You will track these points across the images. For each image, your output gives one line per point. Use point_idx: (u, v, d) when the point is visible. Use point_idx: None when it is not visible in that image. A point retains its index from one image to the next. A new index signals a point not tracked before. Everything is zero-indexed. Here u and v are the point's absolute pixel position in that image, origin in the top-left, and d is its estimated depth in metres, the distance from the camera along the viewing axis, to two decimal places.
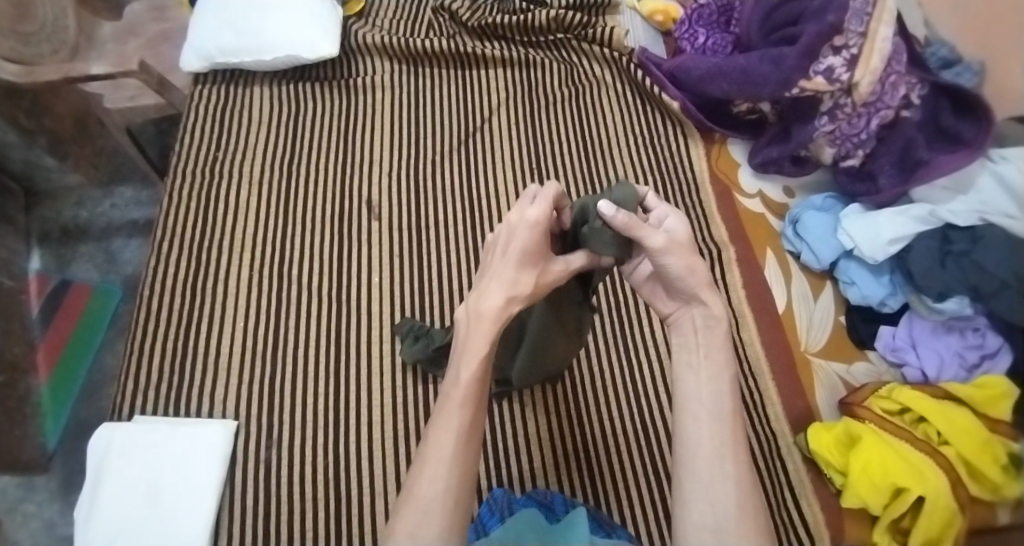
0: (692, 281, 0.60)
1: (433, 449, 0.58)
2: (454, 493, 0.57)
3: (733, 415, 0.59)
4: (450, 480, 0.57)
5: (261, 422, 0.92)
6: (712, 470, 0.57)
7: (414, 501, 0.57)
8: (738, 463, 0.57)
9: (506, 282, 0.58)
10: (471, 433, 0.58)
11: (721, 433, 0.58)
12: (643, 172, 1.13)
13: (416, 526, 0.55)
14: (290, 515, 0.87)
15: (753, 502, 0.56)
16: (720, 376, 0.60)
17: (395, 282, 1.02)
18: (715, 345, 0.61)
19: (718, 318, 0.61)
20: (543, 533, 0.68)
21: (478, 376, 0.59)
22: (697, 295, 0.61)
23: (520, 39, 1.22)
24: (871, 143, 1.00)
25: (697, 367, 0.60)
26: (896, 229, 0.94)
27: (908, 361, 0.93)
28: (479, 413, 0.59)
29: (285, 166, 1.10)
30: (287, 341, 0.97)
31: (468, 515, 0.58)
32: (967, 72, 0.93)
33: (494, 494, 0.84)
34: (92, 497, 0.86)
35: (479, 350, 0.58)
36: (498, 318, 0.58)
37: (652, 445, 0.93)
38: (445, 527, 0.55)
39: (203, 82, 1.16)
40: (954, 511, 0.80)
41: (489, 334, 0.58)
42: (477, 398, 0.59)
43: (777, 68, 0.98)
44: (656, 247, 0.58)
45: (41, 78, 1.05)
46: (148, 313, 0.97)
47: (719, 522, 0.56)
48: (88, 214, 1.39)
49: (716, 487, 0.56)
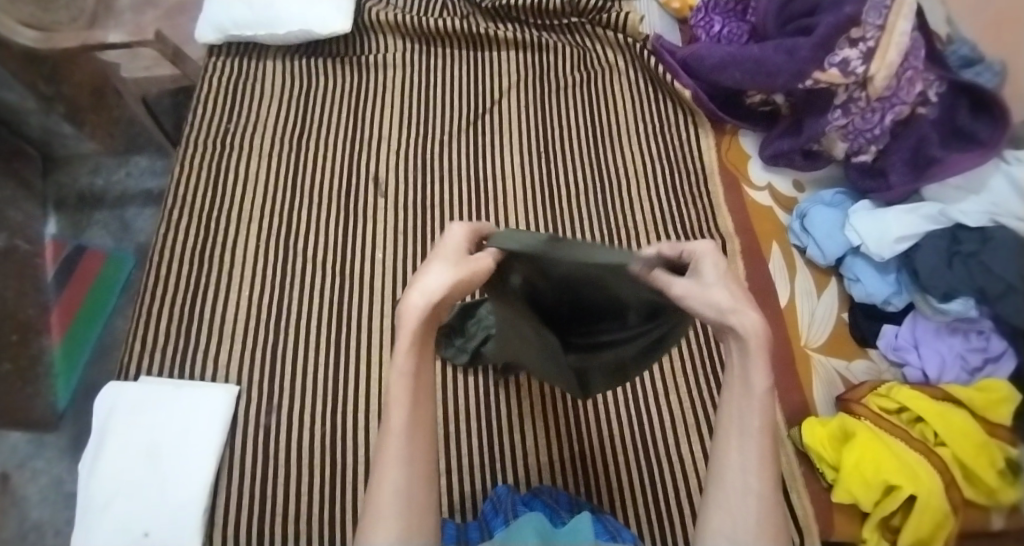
0: (714, 314, 0.57)
1: (381, 456, 0.55)
2: (408, 495, 0.54)
3: (761, 432, 0.57)
4: (399, 485, 0.54)
5: (262, 389, 0.93)
6: (736, 485, 0.57)
7: (370, 512, 0.54)
8: (764, 480, 0.56)
9: (428, 279, 0.56)
10: (416, 430, 0.56)
11: (748, 448, 0.57)
12: (651, 159, 1.12)
13: (371, 533, 0.53)
14: (287, 479, 0.89)
15: (776, 521, 0.56)
16: (753, 394, 0.57)
17: (399, 259, 1.03)
18: (749, 366, 0.57)
19: (751, 341, 0.56)
20: (549, 536, 0.68)
21: (411, 375, 0.56)
22: (727, 323, 0.57)
23: (534, 22, 1.21)
24: (884, 138, 0.99)
25: (732, 382, 0.59)
26: (904, 227, 0.94)
27: (909, 361, 0.94)
28: (423, 411, 0.57)
29: (295, 139, 1.11)
30: (291, 308, 0.99)
31: (430, 516, 0.55)
32: (987, 73, 0.88)
33: (500, 494, 0.86)
34: (96, 453, 0.89)
35: (405, 345, 0.56)
36: (419, 309, 0.56)
37: (640, 431, 0.96)
38: (401, 533, 0.53)
39: (217, 54, 1.16)
40: (946, 512, 0.81)
41: (414, 328, 0.56)
42: (418, 394, 0.57)
43: (792, 58, 0.97)
44: (679, 293, 0.58)
45: (59, 45, 1.06)
46: (156, 278, 0.99)
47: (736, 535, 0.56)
48: (103, 182, 1.41)
49: (737, 502, 0.57)
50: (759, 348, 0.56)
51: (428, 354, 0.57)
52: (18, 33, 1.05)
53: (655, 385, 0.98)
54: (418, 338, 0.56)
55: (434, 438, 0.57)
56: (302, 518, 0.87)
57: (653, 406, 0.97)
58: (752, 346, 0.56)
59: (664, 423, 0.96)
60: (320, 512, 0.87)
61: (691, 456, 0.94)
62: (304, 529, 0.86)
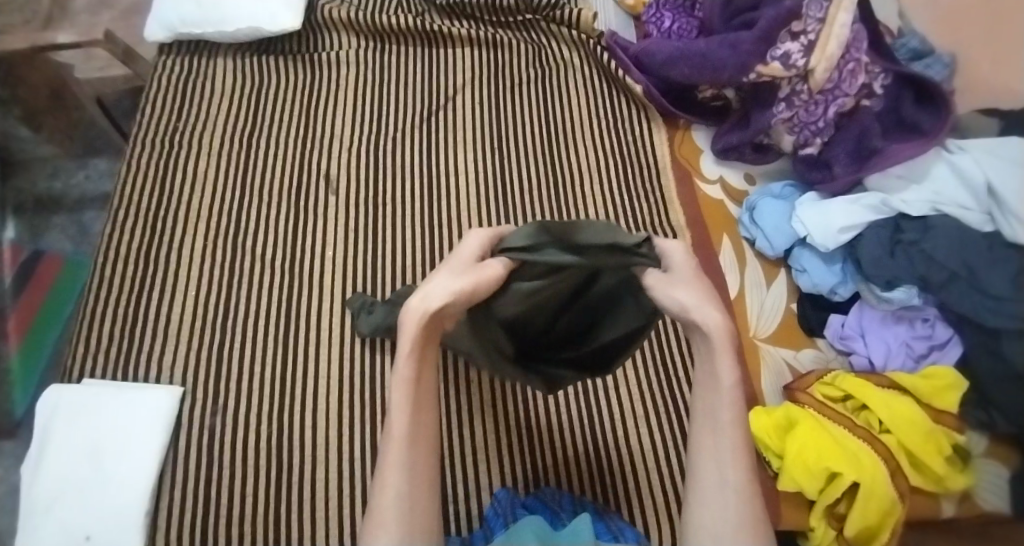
0: (681, 310, 0.61)
1: (384, 456, 0.60)
2: (409, 497, 0.59)
3: (733, 426, 0.61)
4: (402, 489, 0.58)
5: (208, 388, 0.93)
6: (714, 477, 0.60)
7: (374, 512, 0.58)
8: (739, 471, 0.60)
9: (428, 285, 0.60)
10: (416, 438, 0.60)
11: (723, 443, 0.61)
12: (605, 154, 1.13)
13: (376, 530, 0.57)
14: (232, 478, 0.88)
15: (755, 509, 0.59)
16: (721, 388, 0.61)
17: (350, 256, 1.02)
18: (715, 362, 0.60)
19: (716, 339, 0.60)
20: (545, 536, 0.70)
21: (409, 377, 0.61)
22: (692, 319, 0.60)
23: (489, 19, 1.22)
24: (829, 131, 0.99)
25: (702, 381, 0.62)
26: (848, 217, 0.94)
27: (856, 349, 0.94)
28: (421, 413, 0.61)
29: (245, 138, 1.10)
30: (239, 306, 0.98)
31: (429, 517, 0.60)
32: (937, 64, 0.96)
33: (500, 497, 0.86)
34: (37, 456, 0.88)
35: (404, 352, 0.60)
36: (416, 312, 0.59)
37: (590, 424, 0.96)
38: (400, 532, 0.57)
39: (168, 53, 1.16)
40: (893, 502, 0.81)
41: (414, 332, 0.59)
42: (416, 397, 0.61)
43: (734, 52, 0.98)
44: (650, 284, 0.63)
45: (9, 47, 1.06)
46: (103, 279, 0.98)
47: (718, 524, 0.58)
48: (62, 185, 1.40)
49: (716, 494, 0.59)
50: (722, 344, 0.60)
51: (425, 363, 0.61)
52: None
53: (613, 378, 0.99)
54: (418, 344, 0.60)
55: (430, 442, 0.62)
56: (245, 518, 0.86)
57: (605, 399, 0.98)
58: (718, 344, 0.60)
59: (615, 416, 0.97)
60: (263, 514, 0.86)
61: (640, 447, 0.95)
62: (248, 529, 0.86)
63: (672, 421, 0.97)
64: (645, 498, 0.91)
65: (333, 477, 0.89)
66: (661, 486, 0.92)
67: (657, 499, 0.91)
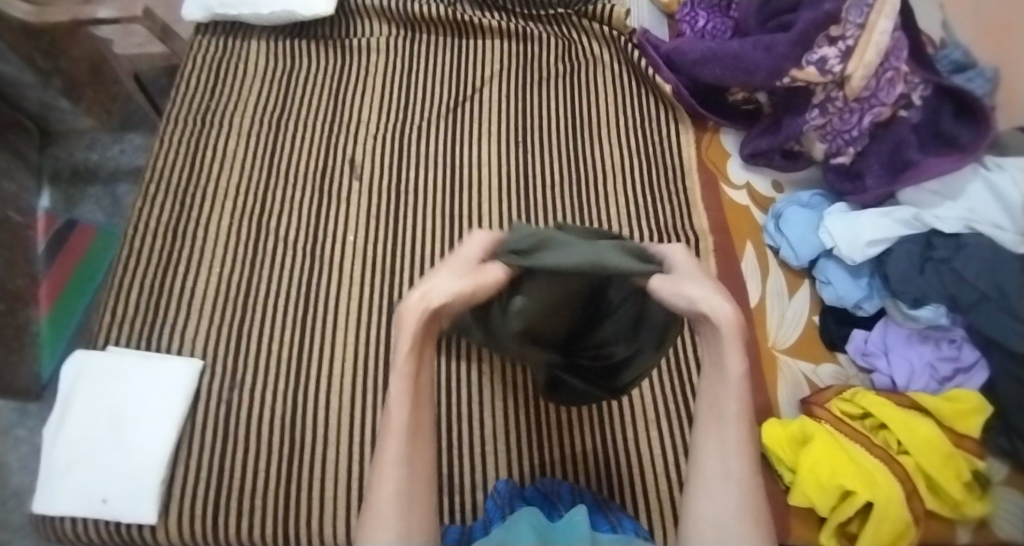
0: (691, 303, 0.64)
1: (381, 449, 0.64)
2: (406, 493, 0.63)
3: (739, 420, 0.65)
4: (399, 480, 0.63)
5: (227, 362, 0.94)
6: (718, 469, 0.64)
7: (372, 503, 0.63)
8: (744, 464, 0.64)
9: (430, 283, 0.65)
10: (414, 432, 0.65)
11: (728, 437, 0.65)
12: (629, 154, 1.11)
13: (371, 524, 0.61)
14: (245, 454, 0.89)
15: (755, 502, 0.63)
16: (729, 383, 0.65)
17: (371, 241, 1.03)
18: (724, 353, 0.65)
19: (727, 329, 0.64)
20: (544, 530, 0.70)
21: (409, 374, 0.65)
22: (701, 311, 0.64)
23: (521, 11, 1.21)
24: (863, 141, 0.97)
25: (709, 375, 0.67)
26: (878, 231, 0.92)
27: (878, 367, 0.92)
28: (418, 410, 0.66)
29: (275, 119, 1.11)
30: (259, 286, 0.99)
31: (424, 511, 0.64)
32: (979, 78, 0.84)
33: (500, 488, 0.86)
34: (59, 420, 0.90)
35: (404, 343, 0.65)
36: (420, 312, 0.65)
37: (602, 425, 0.95)
38: (400, 530, 0.61)
39: (203, 33, 1.17)
40: (907, 523, 0.80)
41: (412, 330, 0.65)
42: (414, 395, 0.66)
43: (769, 55, 0.96)
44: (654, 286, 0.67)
45: (51, 19, 1.09)
46: (132, 250, 1.00)
47: (720, 515, 0.62)
48: (98, 157, 1.43)
49: (719, 486, 0.63)
50: (731, 335, 0.64)
51: (424, 361, 0.66)
52: (13, 7, 1.07)
53: None
54: (418, 341, 0.65)
55: (427, 434, 0.66)
56: (257, 492, 0.87)
57: (617, 400, 0.96)
58: (725, 333, 0.64)
59: (624, 417, 0.95)
60: (273, 488, 0.87)
61: (649, 451, 0.93)
62: (259, 501, 0.87)
63: (682, 428, 0.95)
64: (651, 502, 0.90)
65: (342, 458, 0.89)
66: (666, 493, 0.91)
67: (664, 505, 0.90)
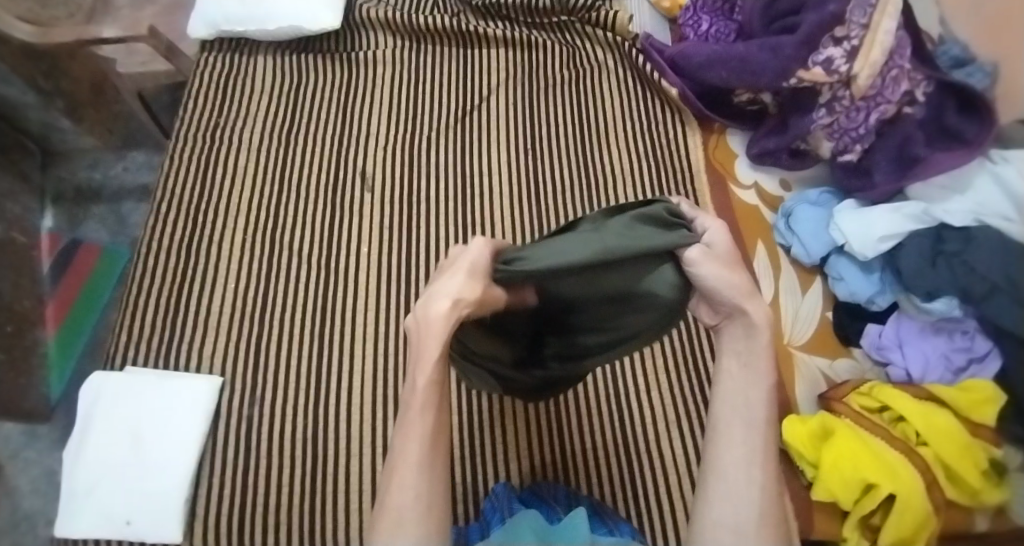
0: (730, 293, 0.60)
1: (400, 454, 0.58)
2: (427, 499, 0.57)
3: (764, 424, 0.60)
4: (419, 488, 0.57)
5: (246, 378, 0.94)
6: (740, 474, 0.58)
7: (388, 511, 0.56)
8: (766, 470, 0.58)
9: (451, 289, 0.57)
10: (437, 437, 0.59)
11: (752, 440, 0.59)
12: (638, 159, 1.12)
13: (391, 534, 0.56)
14: (268, 469, 0.89)
15: (774, 510, 0.58)
16: (759, 384, 0.60)
17: (385, 252, 1.03)
18: (756, 354, 0.61)
19: (760, 329, 0.60)
20: (544, 532, 0.70)
21: (435, 379, 0.58)
22: (741, 307, 0.60)
23: (524, 20, 1.22)
24: (870, 138, 0.98)
25: (733, 375, 0.62)
26: (890, 226, 0.93)
27: (893, 360, 0.93)
28: (442, 414, 0.59)
29: (284, 134, 1.12)
30: (275, 301, 0.99)
31: (444, 520, 0.58)
32: (980, 73, 0.81)
33: (496, 491, 0.87)
34: (80, 442, 0.90)
35: (431, 352, 0.56)
36: (446, 323, 0.56)
37: (624, 429, 0.96)
38: (422, 535, 0.56)
39: (210, 50, 1.17)
40: (928, 514, 0.81)
41: (441, 336, 0.56)
42: (438, 398, 0.59)
43: (776, 56, 0.97)
44: (691, 258, 0.61)
45: (55, 40, 1.08)
46: (145, 269, 1.00)
47: (739, 522, 0.57)
48: (101, 176, 1.43)
49: (741, 491, 0.58)
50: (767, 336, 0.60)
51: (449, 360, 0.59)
52: (14, 28, 1.07)
53: (646, 382, 0.98)
54: (444, 347, 0.57)
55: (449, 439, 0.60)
56: (282, 508, 0.87)
57: (637, 402, 0.97)
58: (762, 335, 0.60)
59: (646, 419, 0.96)
60: (295, 503, 0.87)
61: (672, 453, 0.94)
62: (282, 518, 0.87)
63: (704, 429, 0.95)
64: (676, 504, 0.91)
65: (365, 470, 0.89)
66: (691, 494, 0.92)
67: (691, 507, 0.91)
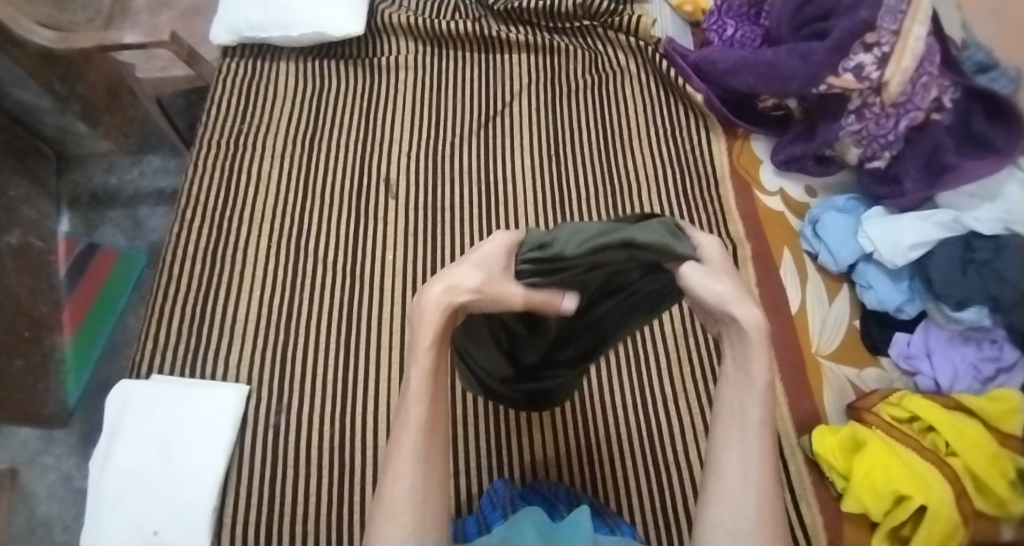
0: (718, 300, 0.57)
1: (395, 446, 0.57)
2: (422, 489, 0.56)
3: (761, 426, 0.57)
4: (414, 479, 0.56)
5: (272, 387, 0.94)
6: (735, 475, 0.57)
7: (383, 503, 0.56)
8: (762, 472, 0.56)
9: (451, 277, 0.55)
10: (433, 427, 0.57)
11: (748, 442, 0.57)
12: (662, 164, 1.12)
13: (387, 527, 0.55)
14: (294, 478, 0.89)
15: (775, 511, 0.56)
16: (753, 387, 0.57)
17: (410, 259, 1.03)
18: (750, 356, 0.57)
19: (754, 331, 0.57)
20: (547, 530, 0.69)
21: (429, 369, 0.56)
22: (729, 311, 0.57)
23: (546, 25, 1.22)
24: (898, 145, 0.97)
25: (729, 376, 0.59)
26: (917, 234, 0.92)
27: (921, 370, 0.92)
28: (438, 405, 0.57)
29: (306, 140, 1.11)
30: (301, 309, 0.99)
31: (441, 512, 0.57)
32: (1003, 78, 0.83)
33: (496, 488, 0.86)
34: (107, 450, 0.90)
35: (427, 339, 0.55)
36: (443, 309, 0.55)
37: (650, 440, 0.95)
38: (414, 526, 0.55)
39: (231, 56, 1.17)
40: (956, 523, 0.79)
41: (436, 323, 0.55)
42: (434, 388, 0.57)
43: (806, 62, 0.97)
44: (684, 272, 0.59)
45: (76, 45, 1.08)
46: (169, 277, 1.00)
47: (734, 524, 0.56)
48: (117, 181, 1.42)
49: (737, 493, 0.56)
50: (759, 339, 0.57)
51: (446, 351, 0.57)
52: (34, 33, 1.06)
53: (673, 391, 0.98)
54: (439, 334, 0.55)
55: (446, 429, 0.58)
56: (307, 518, 0.87)
57: (664, 410, 0.96)
58: (753, 338, 0.56)
59: (673, 429, 0.95)
60: (320, 512, 0.87)
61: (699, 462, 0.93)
62: (310, 528, 0.87)
63: None
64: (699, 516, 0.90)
65: None
66: None
67: None
